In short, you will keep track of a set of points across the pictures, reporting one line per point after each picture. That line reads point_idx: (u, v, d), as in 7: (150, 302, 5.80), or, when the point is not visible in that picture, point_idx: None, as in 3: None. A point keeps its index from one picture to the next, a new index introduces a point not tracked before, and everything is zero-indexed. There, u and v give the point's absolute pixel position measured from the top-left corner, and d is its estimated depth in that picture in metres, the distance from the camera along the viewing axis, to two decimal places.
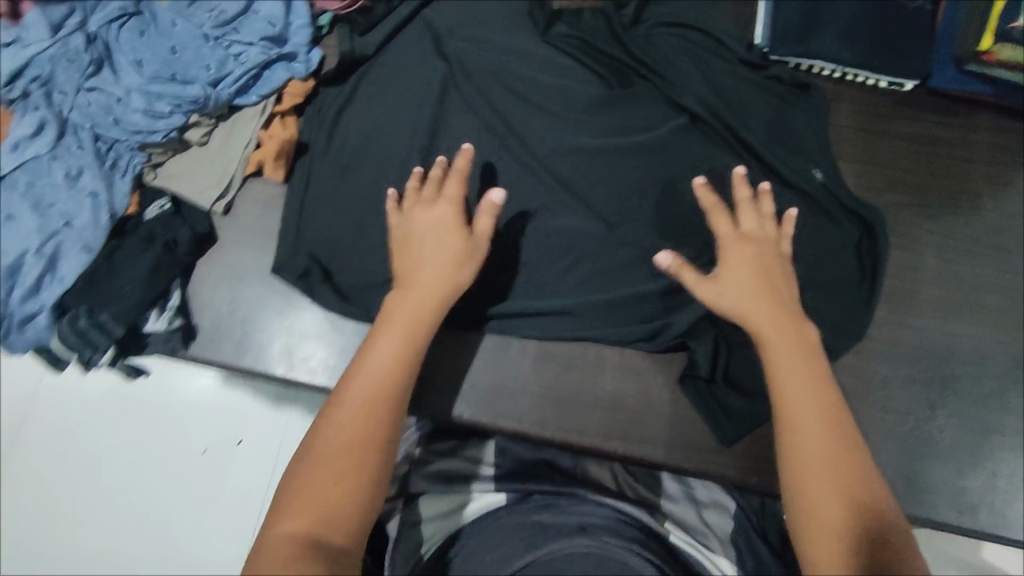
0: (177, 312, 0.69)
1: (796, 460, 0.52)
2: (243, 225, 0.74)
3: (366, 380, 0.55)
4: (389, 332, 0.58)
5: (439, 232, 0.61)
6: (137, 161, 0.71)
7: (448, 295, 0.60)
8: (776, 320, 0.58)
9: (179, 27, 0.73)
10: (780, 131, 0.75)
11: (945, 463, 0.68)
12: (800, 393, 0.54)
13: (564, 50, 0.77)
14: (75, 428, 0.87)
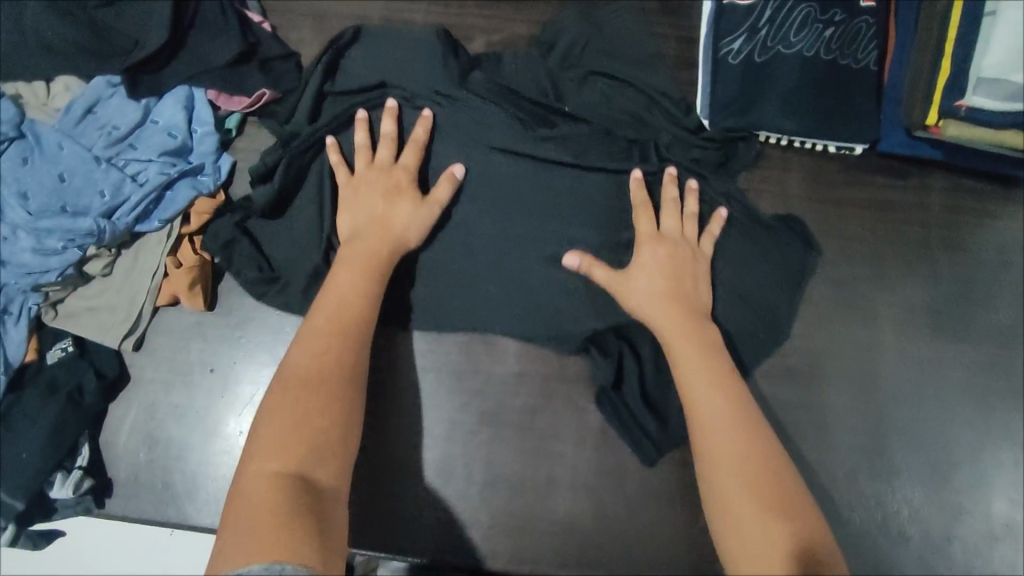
0: (88, 470, 0.63)
1: (704, 424, 0.58)
2: (159, 361, 0.68)
3: (319, 327, 0.60)
4: (342, 274, 0.62)
5: (389, 187, 0.66)
6: (32, 302, 0.65)
7: (393, 242, 0.65)
8: (668, 298, 0.64)
9: (67, 150, 0.67)
10: (718, 168, 0.75)
11: (911, 555, 0.66)
12: (696, 363, 0.61)
13: (485, 97, 0.72)
14: None
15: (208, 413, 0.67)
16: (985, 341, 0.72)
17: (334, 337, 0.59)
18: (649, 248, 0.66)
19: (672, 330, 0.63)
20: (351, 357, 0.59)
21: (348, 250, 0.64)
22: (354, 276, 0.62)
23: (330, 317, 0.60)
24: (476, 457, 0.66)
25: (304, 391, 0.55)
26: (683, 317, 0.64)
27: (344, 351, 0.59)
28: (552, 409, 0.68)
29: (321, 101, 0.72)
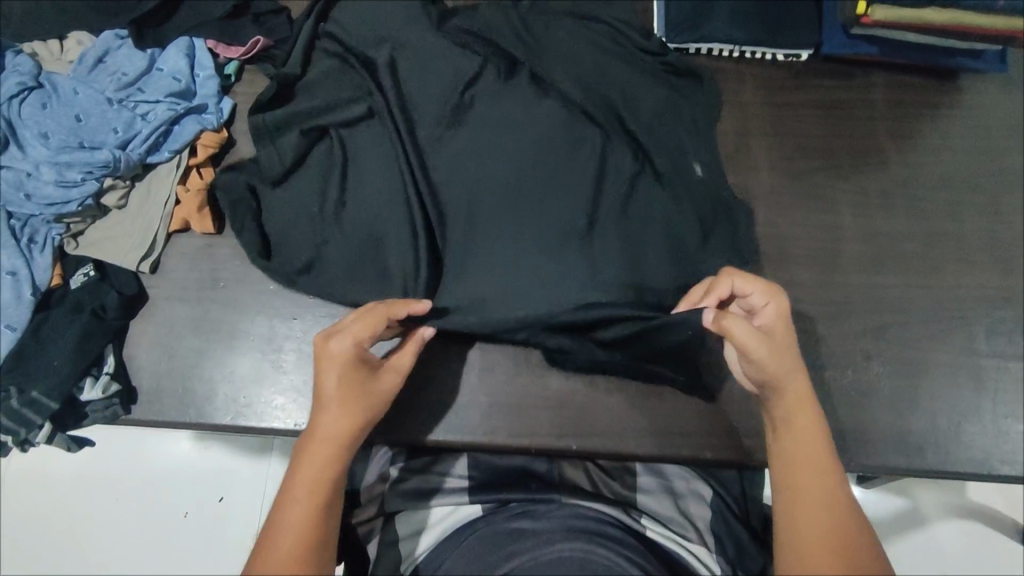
0: (114, 377, 0.68)
1: (801, 502, 0.54)
2: (173, 281, 0.73)
3: (288, 538, 0.51)
4: (302, 477, 0.54)
5: (352, 369, 0.58)
6: (55, 233, 0.71)
7: (362, 410, 0.58)
8: (800, 377, 0.58)
9: (81, 95, 0.73)
10: (665, 117, 0.77)
11: (886, 410, 0.70)
12: (802, 447, 0.56)
13: (456, 40, 0.77)
14: (100, 483, 1.01)
15: (222, 324, 0.72)
16: (936, 216, 0.77)
17: (306, 518, 0.52)
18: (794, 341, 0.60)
19: (797, 404, 0.57)
20: (326, 535, 0.53)
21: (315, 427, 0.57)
22: (320, 453, 0.55)
23: (296, 502, 0.53)
24: (473, 346, 0.71)
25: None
26: (800, 397, 0.57)
27: (314, 562, 0.51)
28: None
29: (311, 48, 0.79)
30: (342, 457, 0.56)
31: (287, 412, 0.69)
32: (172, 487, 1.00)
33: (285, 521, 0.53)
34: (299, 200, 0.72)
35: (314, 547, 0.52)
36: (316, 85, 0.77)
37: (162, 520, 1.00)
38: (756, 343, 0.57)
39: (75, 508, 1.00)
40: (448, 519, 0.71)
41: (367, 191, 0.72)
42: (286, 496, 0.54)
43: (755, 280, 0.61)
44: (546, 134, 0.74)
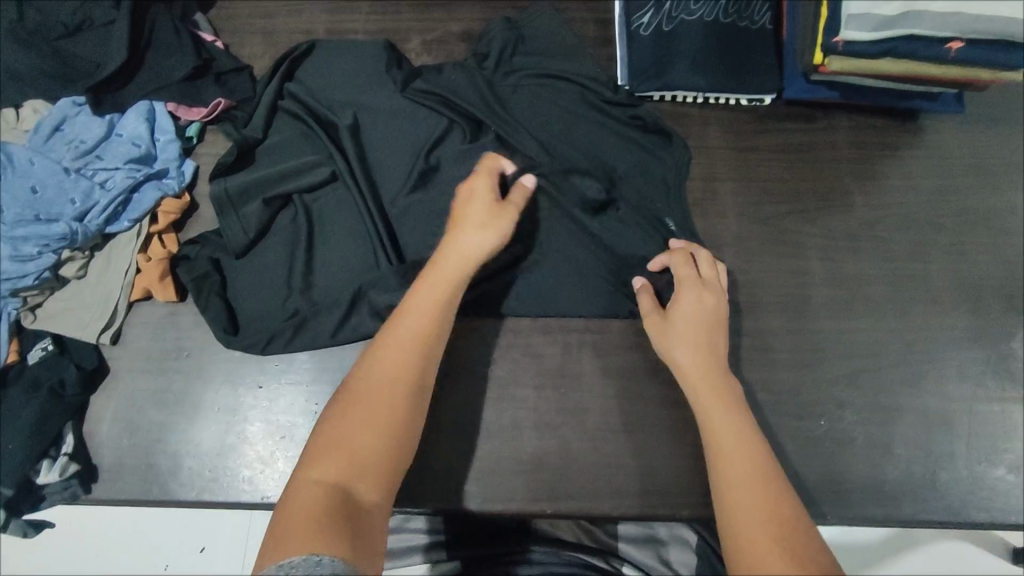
0: (73, 456, 0.67)
1: (721, 477, 0.56)
2: (135, 351, 0.72)
3: (405, 342, 0.59)
4: (423, 287, 0.62)
5: (484, 211, 0.66)
6: (11, 307, 0.69)
7: (480, 241, 0.64)
8: (694, 351, 0.64)
9: (38, 165, 0.72)
10: (637, 177, 0.78)
11: (861, 459, 0.70)
12: (718, 420, 0.60)
13: (422, 104, 0.78)
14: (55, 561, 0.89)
15: (186, 395, 0.71)
16: (903, 258, 0.77)
17: (424, 332, 0.59)
18: (693, 295, 0.66)
19: (700, 383, 0.62)
20: (432, 354, 0.59)
21: (444, 255, 0.63)
22: (440, 278, 0.62)
23: (417, 314, 0.60)
24: (442, 409, 0.70)
25: (378, 408, 0.55)
26: (697, 367, 0.63)
27: (417, 372, 0.58)
28: (510, 357, 0.72)
29: (275, 112, 0.78)
30: (456, 295, 0.62)
31: (253, 485, 0.68)
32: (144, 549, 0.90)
33: (401, 328, 0.59)
34: (265, 272, 0.73)
35: (422, 360, 0.58)
36: (282, 149, 0.77)
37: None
38: (651, 319, 0.67)
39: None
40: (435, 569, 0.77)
41: (337, 260, 0.73)
42: (406, 310, 0.60)
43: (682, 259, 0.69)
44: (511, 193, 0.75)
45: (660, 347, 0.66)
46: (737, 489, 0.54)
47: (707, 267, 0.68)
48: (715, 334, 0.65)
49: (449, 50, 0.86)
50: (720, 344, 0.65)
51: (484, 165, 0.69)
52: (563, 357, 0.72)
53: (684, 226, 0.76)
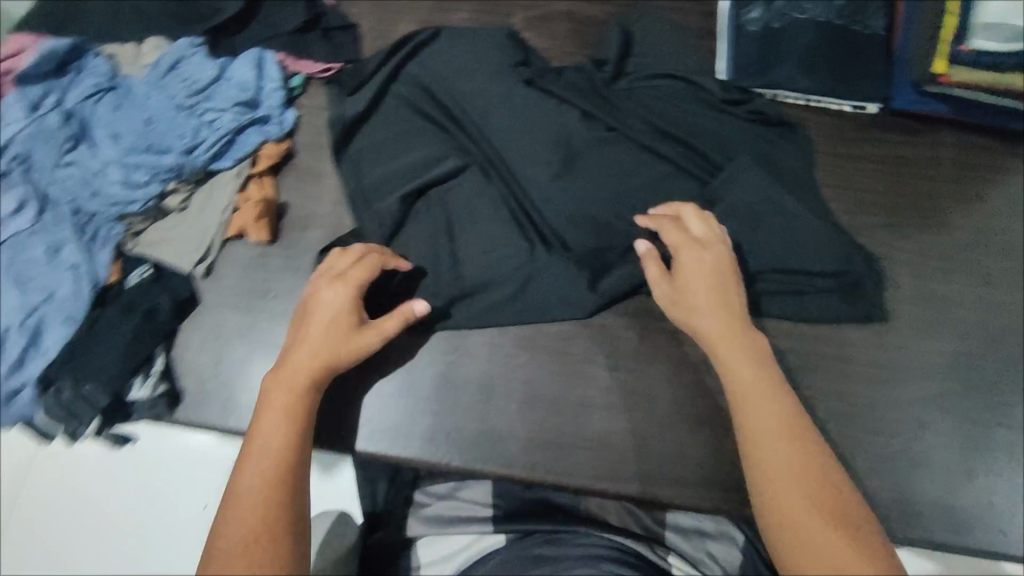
0: (162, 377, 0.70)
1: (752, 434, 0.57)
2: (224, 287, 0.75)
3: (262, 462, 0.56)
4: (276, 393, 0.60)
5: (332, 318, 0.64)
6: (116, 231, 0.72)
7: (337, 337, 0.63)
8: (716, 313, 0.63)
9: (154, 99, 0.75)
10: (771, 169, 0.77)
11: (937, 482, 0.68)
12: (752, 383, 0.59)
13: (550, 92, 0.80)
14: (88, 481, 0.95)
15: (268, 333, 0.73)
16: (999, 284, 0.75)
17: (280, 449, 0.57)
18: (691, 256, 0.66)
19: (725, 339, 0.62)
20: (298, 465, 0.57)
21: (279, 374, 0.61)
22: (280, 395, 0.60)
23: (270, 432, 0.58)
24: (515, 378, 0.71)
25: (251, 538, 0.51)
26: (722, 329, 0.62)
27: (286, 485, 0.55)
28: (584, 336, 0.72)
29: (395, 76, 0.81)
30: (304, 406, 0.60)
31: (325, 429, 0.70)
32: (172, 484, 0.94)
33: (259, 449, 0.57)
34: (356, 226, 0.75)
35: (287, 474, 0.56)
36: (387, 111, 0.80)
37: (176, 523, 0.94)
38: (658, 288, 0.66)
39: (78, 516, 0.94)
40: (477, 542, 0.76)
41: (433, 220, 0.75)
42: (256, 434, 0.58)
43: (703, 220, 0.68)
44: (617, 175, 0.77)
45: (669, 310, 0.66)
46: (768, 449, 0.56)
47: (698, 223, 0.68)
48: (716, 292, 0.64)
49: (552, 28, 0.87)
50: (735, 303, 0.64)
51: (331, 259, 0.68)
52: (639, 342, 0.72)
53: (785, 225, 0.73)
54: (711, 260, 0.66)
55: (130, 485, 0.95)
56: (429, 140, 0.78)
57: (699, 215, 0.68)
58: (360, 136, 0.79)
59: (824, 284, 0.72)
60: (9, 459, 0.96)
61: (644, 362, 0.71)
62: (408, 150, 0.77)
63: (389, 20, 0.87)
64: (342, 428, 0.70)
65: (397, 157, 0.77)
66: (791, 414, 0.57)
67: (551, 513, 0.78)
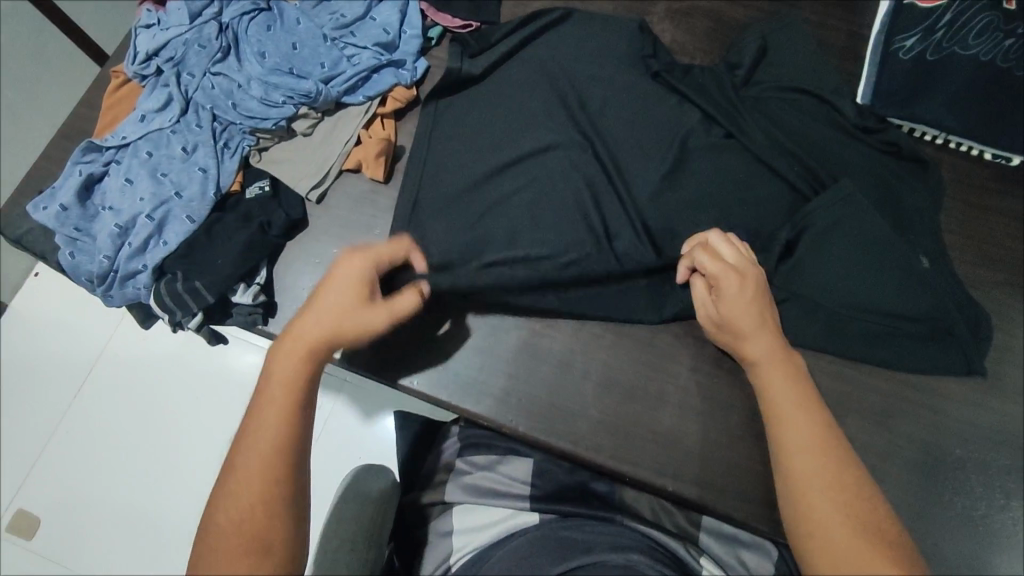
0: (263, 288, 0.73)
1: (787, 444, 0.55)
2: (333, 217, 0.77)
3: (270, 424, 0.54)
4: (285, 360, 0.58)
5: (350, 291, 0.61)
6: (246, 143, 0.76)
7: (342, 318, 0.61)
8: (766, 344, 0.61)
9: (303, 26, 0.78)
10: (890, 207, 0.73)
11: (1017, 559, 0.64)
12: (788, 397, 0.58)
13: (675, 89, 0.79)
14: (154, 376, 1.06)
15: None
16: None
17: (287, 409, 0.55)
18: (731, 285, 0.63)
19: (765, 361, 0.61)
20: (306, 424, 0.56)
21: (289, 339, 0.59)
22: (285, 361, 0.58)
23: (276, 393, 0.56)
24: (594, 359, 0.71)
25: (259, 499, 0.51)
26: (766, 349, 0.61)
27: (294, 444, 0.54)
28: (671, 332, 0.72)
29: (518, 52, 0.81)
30: (309, 366, 0.58)
31: (404, 370, 0.72)
32: (224, 395, 1.04)
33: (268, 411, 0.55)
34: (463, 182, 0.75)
35: (296, 433, 0.55)
36: (514, 75, 0.80)
37: (224, 432, 1.02)
38: (704, 312, 0.66)
39: (142, 411, 1.04)
40: (509, 519, 0.71)
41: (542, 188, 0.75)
42: (262, 399, 0.56)
43: (726, 253, 0.65)
44: (732, 180, 0.75)
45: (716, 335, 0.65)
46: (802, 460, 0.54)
47: (730, 250, 0.65)
48: (762, 320, 0.62)
49: (691, 24, 0.86)
50: (767, 324, 0.62)
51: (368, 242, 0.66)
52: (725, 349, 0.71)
53: (905, 263, 0.70)
54: (751, 291, 0.63)
55: (190, 392, 1.05)
56: (547, 111, 0.78)
57: (729, 243, 0.65)
58: (477, 95, 0.80)
59: (930, 331, 0.69)
60: (93, 342, 1.09)
61: (728, 372, 0.70)
62: (529, 119, 0.77)
63: None
64: (420, 372, 0.72)
65: (519, 122, 0.78)
66: (823, 428, 0.56)
67: (585, 498, 0.73)
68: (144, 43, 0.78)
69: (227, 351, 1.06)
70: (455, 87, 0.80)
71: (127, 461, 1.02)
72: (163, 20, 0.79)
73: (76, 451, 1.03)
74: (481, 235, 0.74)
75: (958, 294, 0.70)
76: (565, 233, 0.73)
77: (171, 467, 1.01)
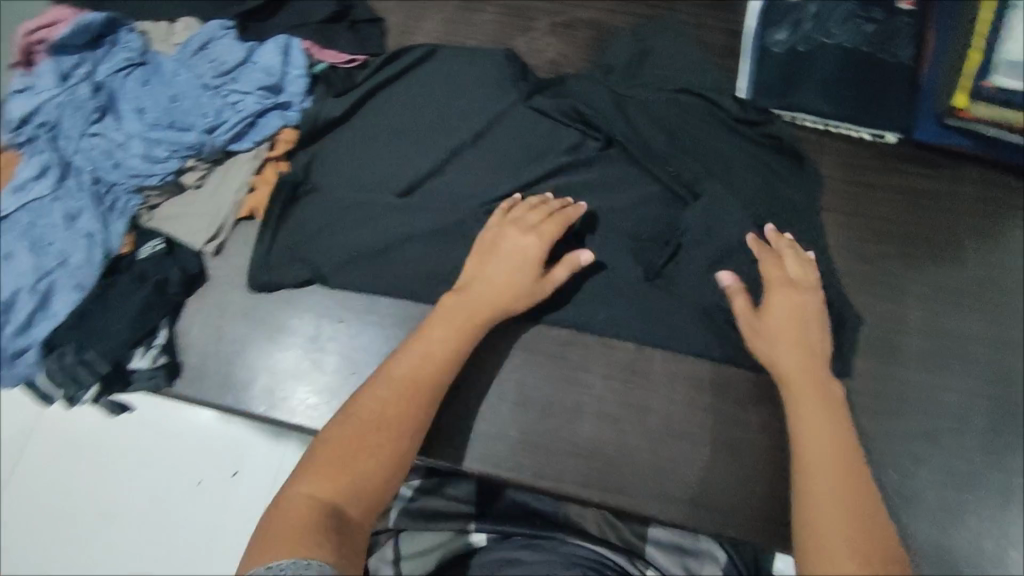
0: (164, 349, 0.71)
1: (813, 476, 0.55)
2: (232, 266, 0.76)
3: (407, 372, 0.61)
4: (438, 334, 0.64)
5: (510, 268, 0.67)
6: (134, 203, 0.74)
7: (496, 314, 0.66)
8: (797, 351, 0.63)
9: (181, 77, 0.76)
10: (771, 195, 0.75)
11: (928, 520, 0.67)
12: (816, 429, 0.58)
13: (549, 114, 0.78)
14: (91, 446, 0.98)
15: (272, 315, 0.75)
16: (1011, 322, 0.74)
17: (420, 365, 0.62)
18: (783, 294, 0.65)
19: (798, 385, 0.61)
20: (439, 377, 0.62)
21: (458, 304, 0.66)
22: (448, 336, 0.64)
23: (420, 353, 0.63)
24: (510, 378, 0.71)
25: (372, 423, 0.57)
26: (807, 373, 0.62)
27: (421, 393, 0.60)
28: (584, 342, 0.73)
29: (394, 80, 0.82)
30: (465, 340, 0.64)
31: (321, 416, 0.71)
32: (174, 459, 0.96)
33: (402, 363, 0.62)
34: (361, 221, 0.74)
35: (423, 382, 0.61)
36: (402, 102, 0.80)
37: (172, 501, 0.95)
38: (743, 322, 0.66)
39: (81, 484, 0.96)
40: (455, 543, 0.72)
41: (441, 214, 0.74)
42: (405, 353, 0.63)
43: (799, 261, 0.68)
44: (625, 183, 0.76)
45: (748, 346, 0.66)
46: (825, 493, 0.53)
47: (799, 266, 0.68)
48: (804, 335, 0.64)
49: (574, 36, 0.88)
50: (812, 344, 0.64)
51: (516, 213, 0.70)
52: (636, 353, 0.72)
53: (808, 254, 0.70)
54: (805, 305, 0.65)
55: (128, 462, 0.96)
56: (436, 140, 0.79)
57: (801, 259, 0.68)
58: (367, 129, 0.80)
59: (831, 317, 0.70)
60: (20, 414, 0.99)
61: (640, 373, 0.71)
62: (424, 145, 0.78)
63: (416, 19, 0.89)
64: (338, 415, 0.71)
65: (416, 151, 0.78)
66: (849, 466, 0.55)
67: (531, 518, 0.74)
68: (15, 108, 0.74)
69: (168, 412, 0.99)
70: (309, 137, 0.79)
71: (71, 542, 0.94)
72: (32, 84, 0.75)
73: (10, 536, 0.95)
74: (385, 270, 0.74)
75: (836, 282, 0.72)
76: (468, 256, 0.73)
77: (111, 546, 0.94)
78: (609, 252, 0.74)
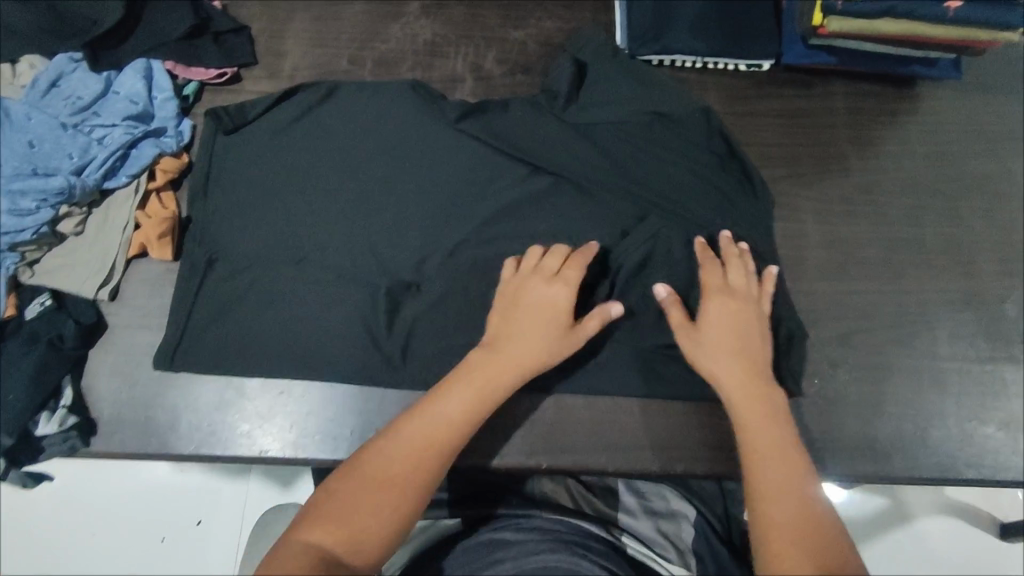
0: (72, 408, 0.67)
1: (765, 491, 0.55)
2: (132, 308, 0.73)
3: (429, 424, 0.57)
4: (458, 386, 0.60)
5: (543, 311, 0.64)
6: (10, 262, 0.68)
7: (525, 368, 0.62)
8: (745, 365, 0.63)
9: (34, 120, 0.70)
10: (670, 138, 0.75)
11: (855, 416, 0.71)
12: (768, 441, 0.58)
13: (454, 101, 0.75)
14: (35, 519, 0.91)
15: None
16: (898, 221, 0.78)
17: (449, 421, 0.58)
18: (719, 305, 0.66)
19: (742, 398, 0.61)
20: (459, 435, 0.58)
21: (488, 354, 0.62)
22: (470, 382, 0.60)
23: (449, 404, 0.59)
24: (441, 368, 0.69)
25: (380, 479, 0.54)
26: (752, 386, 0.62)
27: (440, 452, 0.56)
28: None
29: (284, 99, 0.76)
30: (484, 396, 0.60)
31: (256, 442, 0.69)
32: (130, 518, 0.91)
33: (424, 412, 0.58)
34: (258, 235, 0.71)
35: (447, 436, 0.57)
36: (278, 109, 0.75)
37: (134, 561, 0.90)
38: (682, 337, 0.65)
39: (28, 561, 0.90)
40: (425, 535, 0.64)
41: (341, 217, 0.72)
42: (431, 402, 0.59)
43: (737, 271, 0.68)
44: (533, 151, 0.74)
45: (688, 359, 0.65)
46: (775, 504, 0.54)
47: (739, 277, 0.68)
48: (750, 348, 0.64)
49: (449, 14, 0.87)
50: (759, 357, 0.64)
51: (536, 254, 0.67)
52: None
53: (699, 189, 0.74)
54: (748, 317, 0.66)
55: (85, 535, 0.91)
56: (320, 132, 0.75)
57: (742, 269, 0.69)
58: (245, 136, 0.75)
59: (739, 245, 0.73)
60: None
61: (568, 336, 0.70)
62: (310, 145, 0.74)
63: (283, 21, 0.85)
64: (274, 436, 0.69)
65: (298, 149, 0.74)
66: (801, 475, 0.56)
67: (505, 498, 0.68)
68: None
69: (112, 470, 0.93)
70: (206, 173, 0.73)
71: None
72: None
73: None
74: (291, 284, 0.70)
75: (748, 209, 0.75)
76: (377, 249, 0.71)
77: None
78: (516, 213, 0.73)
